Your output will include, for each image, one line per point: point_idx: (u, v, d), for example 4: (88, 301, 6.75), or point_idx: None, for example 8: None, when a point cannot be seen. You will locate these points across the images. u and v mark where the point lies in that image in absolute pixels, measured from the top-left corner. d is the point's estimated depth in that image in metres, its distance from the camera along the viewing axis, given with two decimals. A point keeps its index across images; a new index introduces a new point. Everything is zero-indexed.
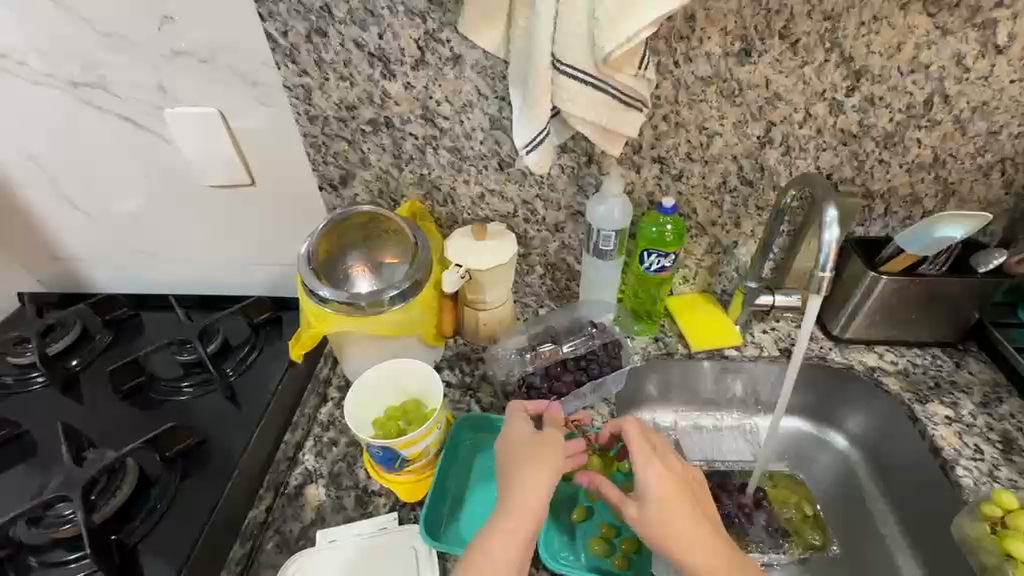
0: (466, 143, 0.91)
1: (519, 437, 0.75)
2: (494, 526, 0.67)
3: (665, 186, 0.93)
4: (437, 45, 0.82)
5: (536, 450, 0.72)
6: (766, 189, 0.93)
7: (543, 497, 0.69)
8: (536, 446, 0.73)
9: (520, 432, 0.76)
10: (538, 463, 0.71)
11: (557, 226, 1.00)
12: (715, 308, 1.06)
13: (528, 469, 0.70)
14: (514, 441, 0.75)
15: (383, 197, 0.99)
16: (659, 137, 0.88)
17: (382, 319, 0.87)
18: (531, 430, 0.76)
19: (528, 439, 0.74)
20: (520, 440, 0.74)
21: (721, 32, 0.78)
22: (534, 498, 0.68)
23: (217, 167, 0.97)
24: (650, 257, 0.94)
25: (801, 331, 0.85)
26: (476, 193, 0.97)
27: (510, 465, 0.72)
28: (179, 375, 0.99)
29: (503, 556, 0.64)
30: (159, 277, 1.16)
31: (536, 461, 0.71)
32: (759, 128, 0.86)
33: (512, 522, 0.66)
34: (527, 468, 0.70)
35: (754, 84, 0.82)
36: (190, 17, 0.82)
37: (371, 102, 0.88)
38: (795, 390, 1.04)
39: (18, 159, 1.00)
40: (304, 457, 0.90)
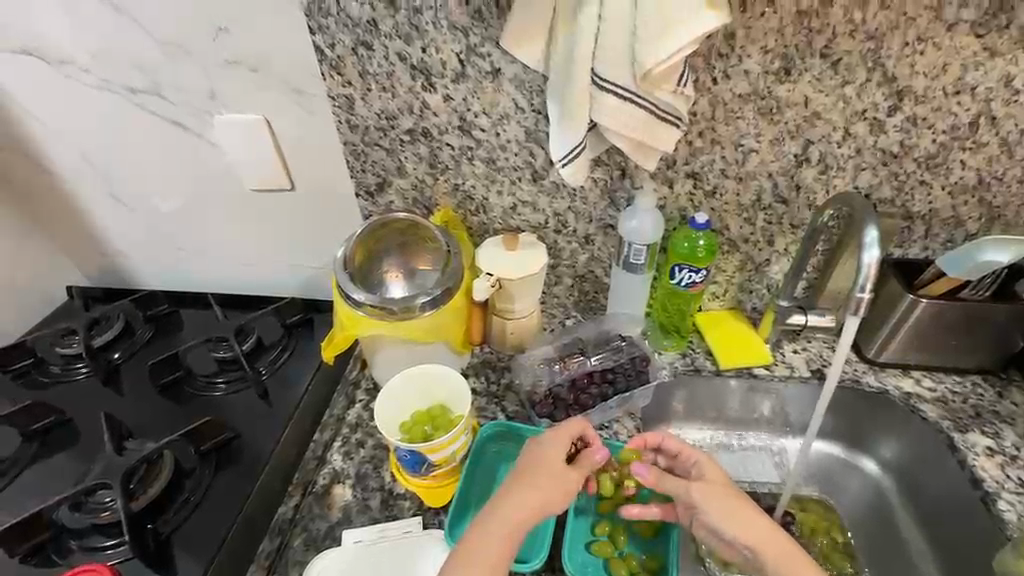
0: (501, 154, 0.93)
1: (541, 446, 0.76)
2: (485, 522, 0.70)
3: (697, 202, 0.93)
4: (477, 59, 0.84)
5: (537, 464, 0.74)
6: (801, 207, 0.92)
7: (526, 509, 0.70)
8: (539, 449, 0.76)
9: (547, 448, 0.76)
10: (537, 478, 0.73)
11: (587, 238, 1.01)
12: (746, 326, 1.05)
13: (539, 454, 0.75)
14: (533, 453, 0.76)
15: (417, 205, 1.01)
16: (694, 153, 0.88)
17: (413, 324, 0.88)
18: (558, 450, 0.75)
19: (544, 450, 0.75)
20: (539, 452, 0.75)
21: (761, 51, 0.77)
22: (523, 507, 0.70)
23: (261, 172, 1.01)
24: (680, 272, 0.93)
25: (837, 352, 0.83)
26: (508, 204, 0.99)
27: (519, 474, 0.74)
28: (214, 371, 1.03)
29: (483, 550, 0.68)
30: (199, 276, 1.20)
31: (533, 471, 0.74)
32: (796, 146, 0.86)
33: (492, 525, 0.69)
34: (524, 479, 0.73)
35: (793, 102, 0.82)
36: (244, 31, 0.86)
37: (411, 112, 0.90)
38: (832, 412, 1.02)
39: (74, 159, 1.06)
40: (331, 458, 0.91)
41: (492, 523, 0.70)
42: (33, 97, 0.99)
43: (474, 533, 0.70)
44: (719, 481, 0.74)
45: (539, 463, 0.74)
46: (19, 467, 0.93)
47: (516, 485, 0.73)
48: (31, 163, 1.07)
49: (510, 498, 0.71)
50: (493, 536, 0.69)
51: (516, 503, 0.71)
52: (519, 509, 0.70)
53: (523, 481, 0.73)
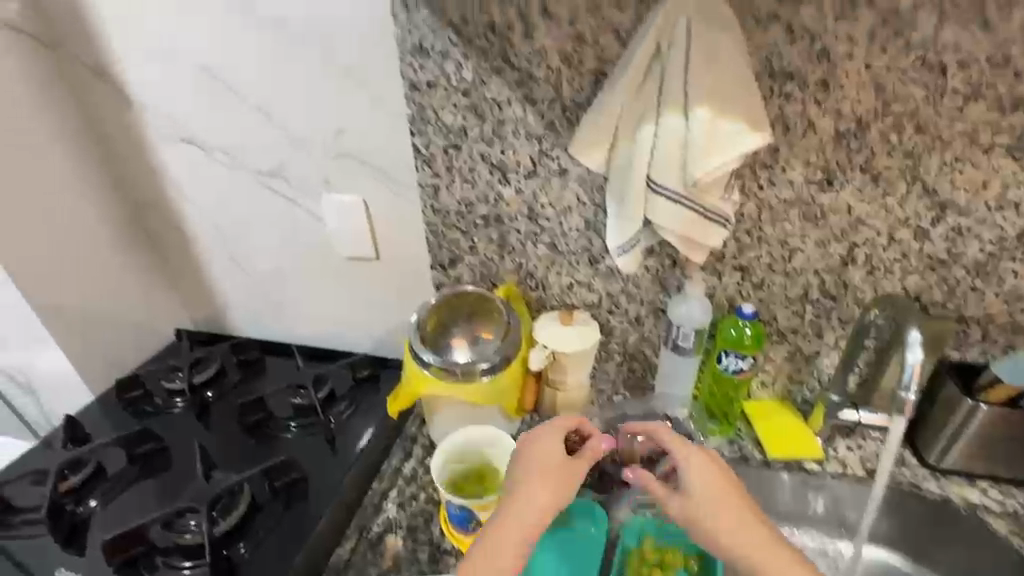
0: (562, 240, 1.05)
1: (544, 443, 0.80)
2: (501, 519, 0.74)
3: (745, 292, 0.99)
4: (548, 161, 0.97)
5: (541, 462, 0.78)
6: (850, 304, 0.97)
7: (535, 503, 0.75)
8: (541, 445, 0.80)
9: (550, 445, 0.80)
10: (541, 471, 0.77)
11: (637, 319, 1.09)
12: (795, 418, 1.06)
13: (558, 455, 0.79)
14: (539, 451, 0.80)
15: (484, 279, 1.13)
16: (741, 249, 0.96)
17: (473, 387, 0.97)
18: (559, 447, 0.80)
19: (547, 446, 0.80)
20: (543, 447, 0.80)
21: (804, 164, 0.86)
22: (534, 506, 0.74)
23: (354, 243, 1.18)
24: (727, 358, 0.97)
25: (886, 450, 0.83)
26: (566, 283, 1.09)
27: (525, 468, 0.78)
28: (290, 415, 1.15)
29: (500, 544, 0.72)
30: (287, 328, 1.35)
31: (537, 466, 0.78)
32: (841, 248, 0.91)
33: (507, 525, 0.73)
34: (529, 477, 0.77)
35: (837, 208, 0.88)
36: (358, 131, 1.05)
37: (487, 201, 1.04)
38: (887, 517, 0.98)
39: (206, 224, 1.27)
40: (387, 506, 0.97)
41: (506, 520, 0.74)
42: (185, 178, 1.22)
43: (492, 531, 0.73)
44: (714, 481, 0.76)
45: (541, 458, 0.78)
46: (120, 486, 1.05)
47: (527, 484, 0.76)
48: (171, 224, 1.29)
49: (521, 497, 0.75)
50: (509, 541, 0.72)
51: (530, 505, 0.74)
52: (529, 509, 0.74)
53: (531, 477, 0.76)
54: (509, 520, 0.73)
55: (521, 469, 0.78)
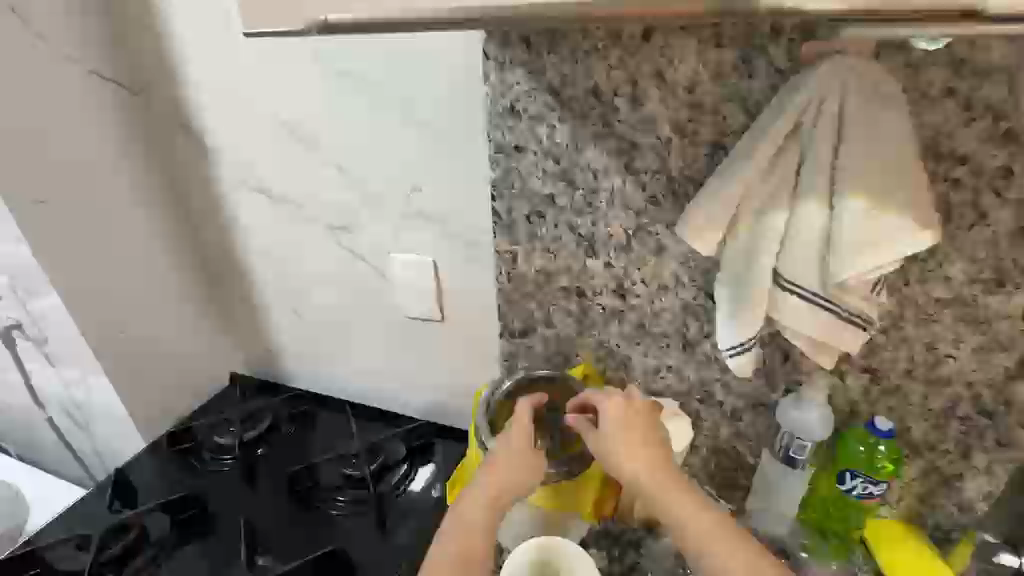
0: (652, 320, 0.93)
1: (506, 443, 0.79)
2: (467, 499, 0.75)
3: (874, 398, 0.84)
4: (644, 236, 0.86)
5: (509, 459, 0.77)
6: (1011, 424, 0.79)
7: (497, 498, 0.75)
8: (506, 440, 0.79)
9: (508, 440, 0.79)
10: (506, 461, 0.77)
11: (733, 413, 0.95)
12: (926, 549, 0.86)
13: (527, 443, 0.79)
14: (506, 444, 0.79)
15: (557, 354, 1.02)
16: (874, 349, 0.80)
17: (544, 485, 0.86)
18: (513, 439, 0.79)
19: (511, 437, 0.79)
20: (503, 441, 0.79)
21: (968, 260, 0.71)
22: (494, 491, 0.75)
23: (421, 304, 1.10)
24: (853, 480, 0.83)
25: None
26: (652, 366, 0.97)
27: (495, 462, 0.77)
28: (339, 487, 1.08)
29: (466, 539, 0.72)
30: (341, 383, 1.28)
31: (500, 459, 0.78)
32: (1007, 359, 0.75)
33: (467, 516, 0.73)
34: (490, 464, 0.77)
35: (1006, 314, 0.73)
36: (437, 191, 0.98)
37: (569, 272, 0.94)
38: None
39: (269, 273, 1.21)
40: None
41: (469, 510, 0.74)
42: (252, 225, 1.17)
43: (456, 522, 0.74)
44: (625, 424, 0.76)
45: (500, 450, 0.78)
46: (165, 553, 1.02)
47: (497, 474, 0.76)
48: (233, 269, 1.24)
49: (491, 484, 0.76)
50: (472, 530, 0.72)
51: (484, 494, 0.75)
52: (497, 496, 0.75)
53: (494, 466, 0.77)
54: (472, 510, 0.74)
55: (491, 461, 0.78)
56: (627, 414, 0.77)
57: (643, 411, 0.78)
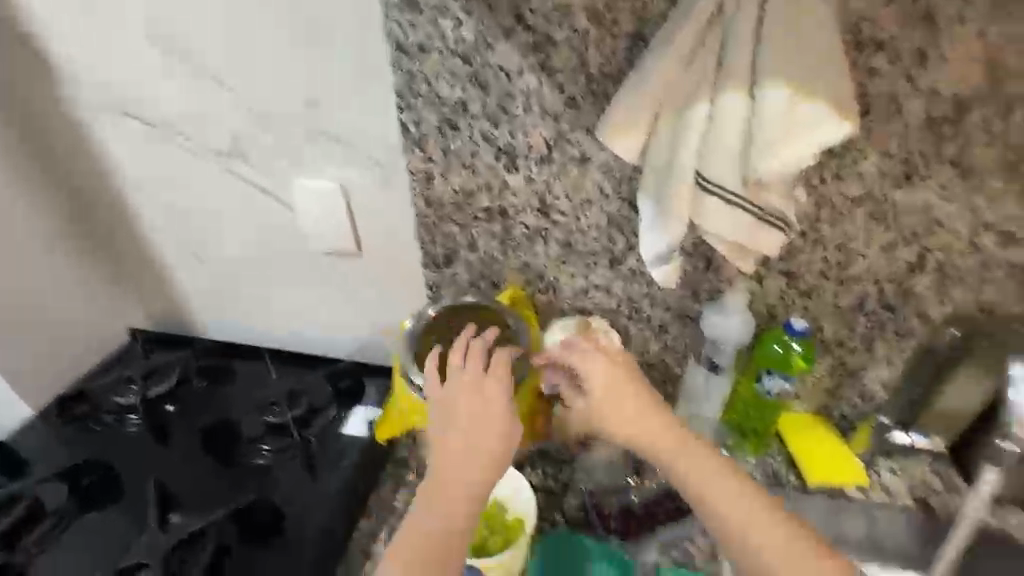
0: (578, 237, 0.89)
1: (444, 395, 0.68)
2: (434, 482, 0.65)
3: (790, 301, 0.86)
4: (566, 145, 0.80)
5: (464, 421, 0.66)
6: (910, 316, 0.83)
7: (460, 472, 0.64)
8: (468, 399, 0.67)
9: (447, 391, 0.68)
10: (458, 423, 0.66)
11: (661, 327, 0.95)
12: (835, 437, 0.94)
13: (503, 394, 0.68)
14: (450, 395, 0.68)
15: (483, 280, 0.98)
16: (792, 252, 0.81)
17: None
18: (464, 394, 0.68)
19: (465, 390, 0.68)
20: (458, 396, 0.68)
21: (880, 154, 0.71)
22: (458, 468, 0.64)
23: (332, 237, 1.01)
24: (770, 379, 0.87)
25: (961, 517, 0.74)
26: (580, 286, 0.94)
27: (440, 422, 0.67)
28: (261, 435, 1.02)
29: (446, 519, 0.63)
30: (258, 330, 1.19)
31: (455, 422, 0.66)
32: (910, 253, 0.78)
33: (445, 494, 0.63)
34: (450, 430, 0.66)
35: (912, 208, 0.74)
36: (335, 104, 0.86)
37: (489, 190, 0.87)
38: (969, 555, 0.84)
39: (158, 212, 1.07)
40: (377, 549, 0.84)
41: (441, 490, 0.64)
42: (128, 158, 1.02)
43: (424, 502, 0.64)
44: (612, 378, 0.71)
45: (462, 411, 0.67)
46: (64, 524, 0.92)
47: (460, 444, 0.65)
48: (112, 209, 1.09)
49: (444, 459, 0.65)
50: (451, 512, 0.63)
51: (444, 471, 0.64)
52: (453, 469, 0.64)
53: (450, 430, 0.66)
54: (433, 490, 0.64)
55: (439, 424, 0.67)
56: (609, 369, 0.72)
57: (629, 364, 0.74)
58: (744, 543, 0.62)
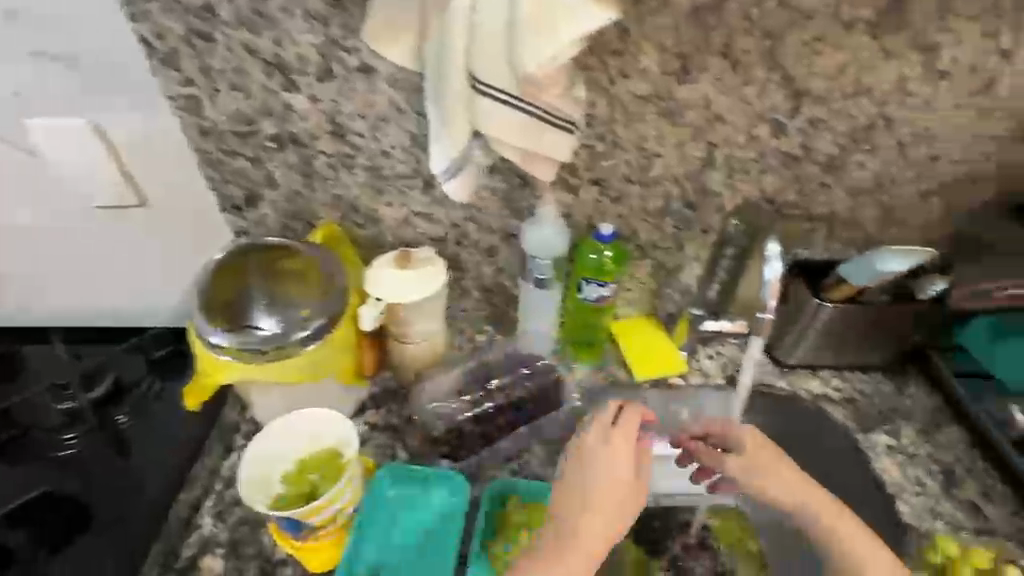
0: (384, 161, 0.82)
1: (614, 469, 0.62)
2: (554, 549, 0.59)
3: (604, 209, 0.87)
4: (342, 55, 0.71)
5: (614, 484, 0.62)
6: (708, 212, 0.88)
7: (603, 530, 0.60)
8: (596, 458, 0.63)
9: (617, 467, 0.62)
10: (605, 477, 0.62)
11: (491, 250, 0.93)
12: (660, 333, 1.01)
13: (631, 452, 0.64)
14: (597, 454, 0.63)
15: (294, 219, 0.89)
16: (596, 158, 0.82)
17: (288, 365, 0.77)
18: (623, 459, 0.63)
19: (614, 448, 0.64)
20: (609, 451, 0.63)
21: (657, 47, 0.71)
22: (598, 528, 0.60)
23: (96, 185, 0.84)
24: (588, 287, 0.87)
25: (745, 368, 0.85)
26: (400, 215, 0.88)
27: (568, 497, 0.62)
28: (57, 425, 0.87)
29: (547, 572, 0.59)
30: (41, 308, 1.00)
31: (597, 475, 0.62)
32: (700, 150, 0.81)
33: (578, 546, 0.59)
34: (592, 482, 0.62)
35: (695, 103, 0.76)
36: (45, 15, 0.69)
37: (270, 114, 0.77)
38: (759, 412, 0.95)
39: None
40: (201, 520, 0.78)
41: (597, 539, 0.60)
42: None
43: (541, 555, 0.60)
44: (758, 446, 0.75)
45: (593, 475, 0.62)
46: None
47: (590, 506, 0.60)
48: None
49: (598, 516, 0.60)
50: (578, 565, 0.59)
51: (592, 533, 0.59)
52: (598, 521, 0.60)
53: (603, 486, 0.61)
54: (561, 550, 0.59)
55: (585, 476, 0.62)
56: (761, 447, 0.75)
57: (772, 441, 0.77)
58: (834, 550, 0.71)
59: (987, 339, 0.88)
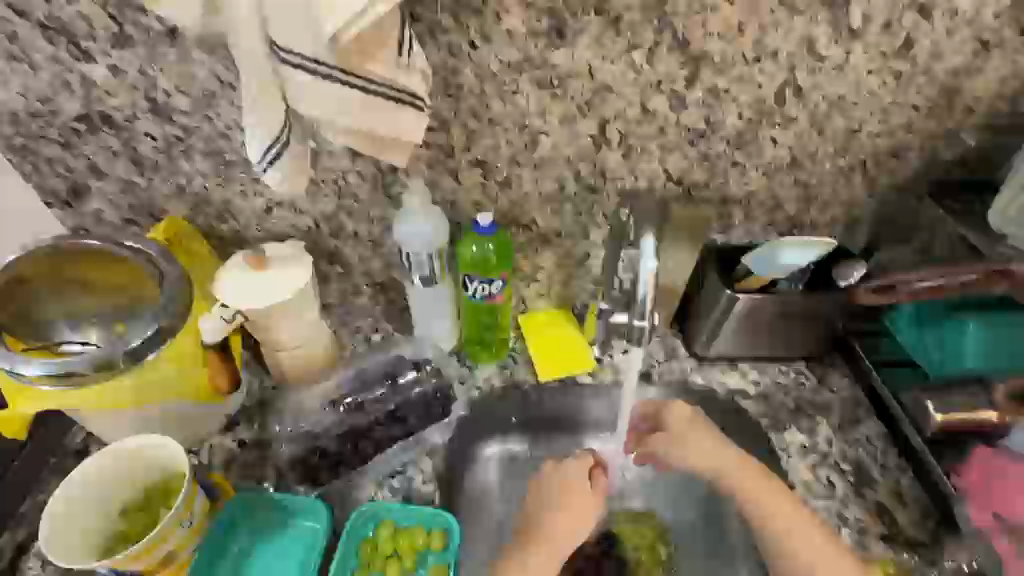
0: (223, 144, 0.70)
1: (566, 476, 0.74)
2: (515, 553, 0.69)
3: (493, 195, 0.77)
4: (139, 18, 0.60)
5: (570, 494, 0.73)
6: (611, 195, 0.78)
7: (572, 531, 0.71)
8: (551, 477, 0.74)
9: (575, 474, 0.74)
10: (557, 492, 0.73)
11: (374, 242, 0.81)
12: (570, 329, 0.89)
13: (583, 472, 0.74)
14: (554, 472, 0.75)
15: (135, 212, 0.76)
16: (472, 137, 0.71)
17: (118, 390, 0.66)
18: (583, 476, 0.74)
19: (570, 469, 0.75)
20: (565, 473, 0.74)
21: (521, 5, 0.62)
22: (561, 529, 0.70)
23: None
24: (472, 284, 0.77)
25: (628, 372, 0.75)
26: (260, 206, 0.76)
27: (537, 503, 0.73)
28: None
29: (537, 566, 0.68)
30: None
31: (548, 496, 0.73)
32: (590, 126, 0.71)
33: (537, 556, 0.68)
34: (543, 501, 0.73)
35: (575, 72, 0.67)
36: None
37: (72, 91, 0.65)
38: None
39: None
40: (24, 567, 0.68)
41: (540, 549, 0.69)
42: None
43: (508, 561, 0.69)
44: (694, 423, 0.77)
45: (549, 491, 0.74)
46: None
47: (551, 509, 0.72)
48: None
49: (548, 532, 0.70)
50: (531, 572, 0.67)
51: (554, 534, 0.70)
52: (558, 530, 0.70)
53: (550, 501, 0.73)
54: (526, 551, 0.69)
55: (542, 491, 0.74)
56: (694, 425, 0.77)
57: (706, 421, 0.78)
58: (771, 531, 0.70)
59: (909, 324, 0.79)
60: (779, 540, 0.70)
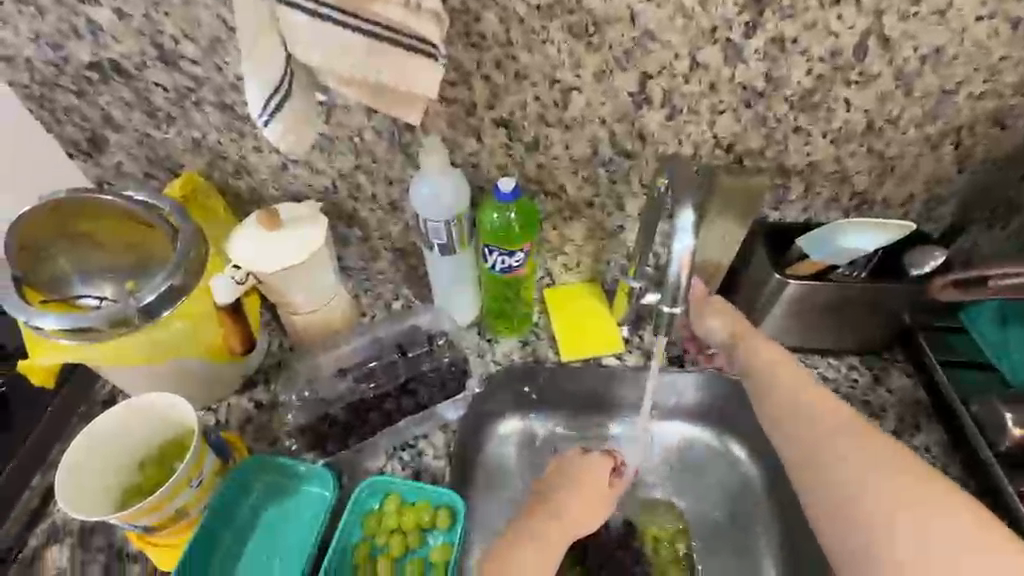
0: (235, 96, 0.66)
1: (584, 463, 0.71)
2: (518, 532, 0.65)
3: (518, 158, 0.70)
4: None
5: (585, 482, 0.69)
6: (650, 161, 0.69)
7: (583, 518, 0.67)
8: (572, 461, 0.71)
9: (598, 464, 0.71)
10: (575, 474, 0.69)
11: (392, 205, 0.77)
12: (598, 304, 0.82)
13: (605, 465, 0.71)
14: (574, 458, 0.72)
15: (154, 166, 0.74)
16: (496, 93, 0.64)
17: (133, 344, 0.66)
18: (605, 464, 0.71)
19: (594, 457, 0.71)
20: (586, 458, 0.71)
21: None
22: (570, 512, 0.66)
23: None
24: (491, 255, 0.72)
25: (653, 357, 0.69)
26: (275, 163, 0.73)
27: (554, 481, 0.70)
28: None
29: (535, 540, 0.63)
30: None
31: (569, 477, 0.69)
32: (629, 81, 0.63)
33: (535, 536, 0.64)
34: (561, 483, 0.69)
35: (614, 17, 0.58)
36: None
37: (80, 37, 0.63)
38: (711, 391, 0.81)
39: None
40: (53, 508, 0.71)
41: (552, 522, 0.65)
42: None
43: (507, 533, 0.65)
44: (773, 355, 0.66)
45: (561, 477, 0.70)
46: None
47: (566, 489, 0.68)
48: None
49: (552, 517, 0.65)
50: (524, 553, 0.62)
51: (564, 513, 0.66)
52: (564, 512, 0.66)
53: (565, 479, 0.69)
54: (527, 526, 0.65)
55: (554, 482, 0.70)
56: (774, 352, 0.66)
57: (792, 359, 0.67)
58: (825, 481, 0.57)
59: (993, 324, 0.70)
60: (830, 488, 0.56)
